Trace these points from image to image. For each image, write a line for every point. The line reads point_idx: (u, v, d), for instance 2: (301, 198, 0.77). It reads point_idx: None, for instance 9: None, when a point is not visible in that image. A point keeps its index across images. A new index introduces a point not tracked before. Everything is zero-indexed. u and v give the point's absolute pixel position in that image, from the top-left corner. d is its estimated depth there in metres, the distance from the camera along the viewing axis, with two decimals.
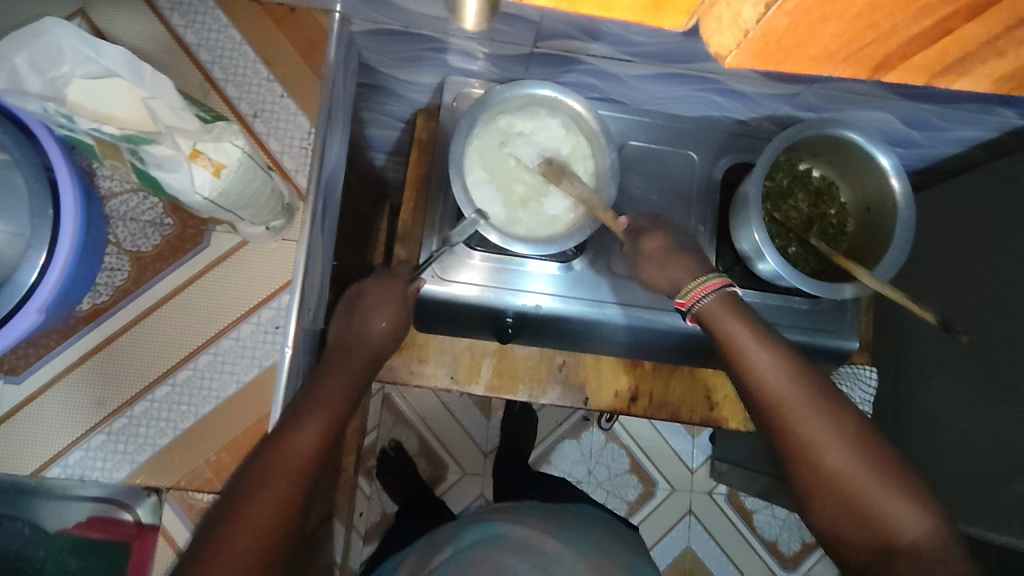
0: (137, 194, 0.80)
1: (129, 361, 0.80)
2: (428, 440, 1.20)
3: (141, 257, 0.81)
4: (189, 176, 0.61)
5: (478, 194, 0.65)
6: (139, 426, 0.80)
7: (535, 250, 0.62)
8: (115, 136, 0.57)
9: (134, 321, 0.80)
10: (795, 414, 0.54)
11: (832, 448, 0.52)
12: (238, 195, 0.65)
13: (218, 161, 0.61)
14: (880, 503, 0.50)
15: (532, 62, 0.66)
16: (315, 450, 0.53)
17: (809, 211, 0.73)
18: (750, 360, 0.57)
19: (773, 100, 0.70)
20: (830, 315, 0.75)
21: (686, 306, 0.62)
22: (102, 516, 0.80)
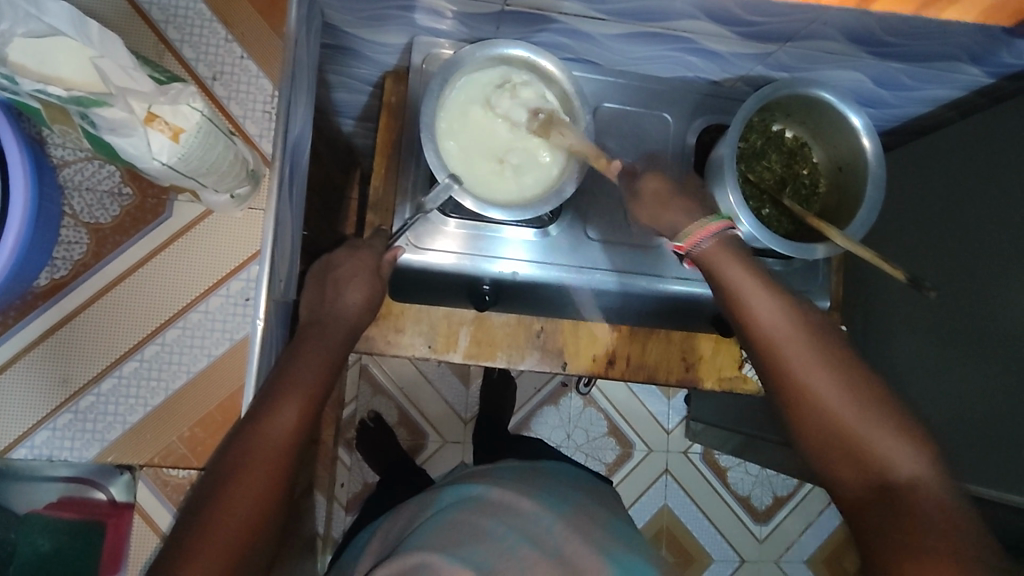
0: (92, 163, 0.77)
1: (93, 338, 0.77)
2: (406, 409, 1.21)
3: (101, 229, 0.78)
4: (144, 142, 0.58)
5: (452, 154, 0.64)
6: (107, 404, 0.78)
7: (512, 215, 0.61)
8: (63, 98, 0.52)
9: (98, 297, 0.77)
10: (790, 352, 0.53)
11: (828, 385, 0.51)
12: (200, 162, 0.62)
13: (176, 125, 0.59)
14: (872, 440, 0.49)
15: (502, 21, 0.65)
16: (294, 429, 0.53)
17: (782, 171, 0.74)
18: (744, 300, 0.55)
19: (747, 60, 0.69)
20: (800, 275, 0.77)
21: (685, 249, 0.59)
22: (72, 495, 0.78)
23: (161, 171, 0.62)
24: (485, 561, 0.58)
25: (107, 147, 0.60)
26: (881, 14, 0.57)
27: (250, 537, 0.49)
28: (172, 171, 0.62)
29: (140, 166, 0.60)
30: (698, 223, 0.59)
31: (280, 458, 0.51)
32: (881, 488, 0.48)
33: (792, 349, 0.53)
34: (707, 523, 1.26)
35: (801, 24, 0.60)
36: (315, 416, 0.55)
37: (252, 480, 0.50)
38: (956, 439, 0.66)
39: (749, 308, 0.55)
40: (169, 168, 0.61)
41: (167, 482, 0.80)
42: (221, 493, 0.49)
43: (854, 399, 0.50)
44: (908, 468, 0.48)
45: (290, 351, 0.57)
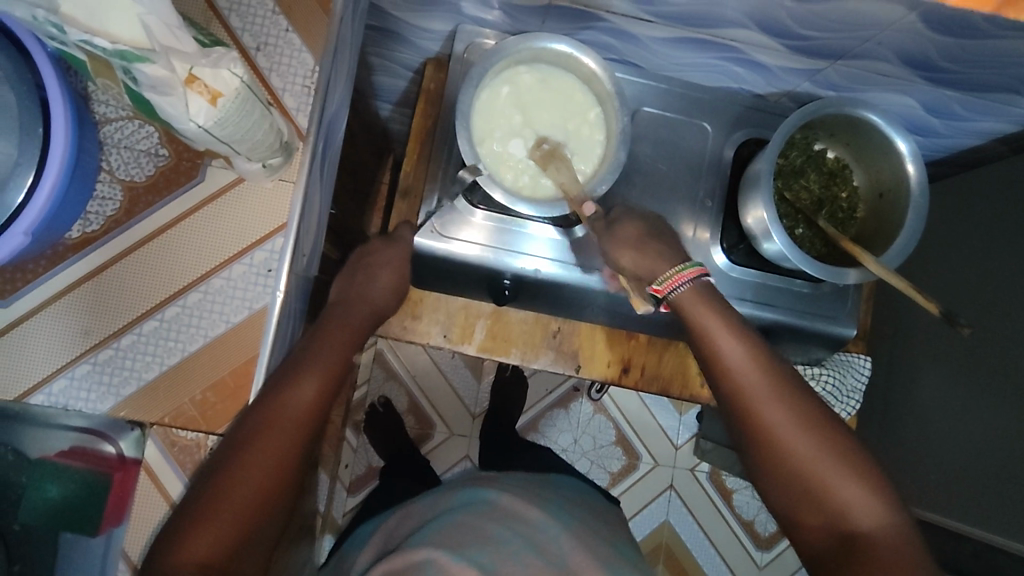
0: (133, 122, 0.62)
1: (107, 300, 0.61)
2: (417, 398, 1.22)
3: (135, 187, 0.62)
4: (183, 103, 0.50)
5: (483, 145, 0.63)
6: (122, 365, 0.61)
7: (540, 212, 0.60)
8: (107, 51, 0.46)
9: (99, 272, 0.61)
10: (757, 398, 0.54)
11: (794, 437, 0.52)
12: (240, 137, 0.55)
13: (216, 89, 0.51)
14: (841, 490, 0.50)
15: (549, 16, 0.66)
16: (312, 404, 0.53)
17: (820, 192, 0.72)
18: (715, 343, 0.57)
19: (794, 75, 0.69)
20: (830, 300, 0.73)
21: (661, 293, 0.60)
22: (83, 448, 0.61)
23: (189, 135, 0.54)
24: (488, 562, 0.58)
25: (148, 109, 0.53)
26: (938, 38, 0.56)
27: (266, 504, 0.49)
28: (213, 143, 0.56)
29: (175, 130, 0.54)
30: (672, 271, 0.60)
31: (297, 432, 0.52)
32: (847, 538, 0.49)
33: (761, 395, 0.54)
34: (709, 545, 1.23)
35: (856, 42, 0.59)
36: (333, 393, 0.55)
37: (273, 444, 0.50)
38: None
39: (717, 350, 0.57)
40: (209, 137, 0.54)
41: (177, 443, 0.62)
42: (238, 459, 0.50)
43: (828, 445, 0.51)
44: (867, 515, 0.49)
45: (317, 330, 0.58)
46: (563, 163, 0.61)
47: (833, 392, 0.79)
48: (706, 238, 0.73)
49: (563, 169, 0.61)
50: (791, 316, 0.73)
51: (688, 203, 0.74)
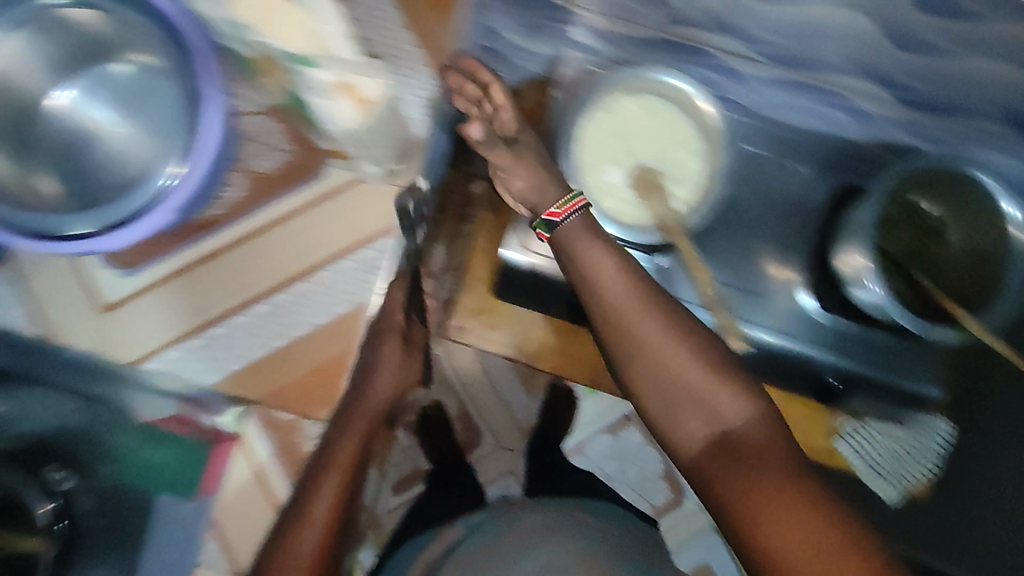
0: (262, 116, 0.65)
1: (228, 280, 0.70)
2: (467, 408, 1.22)
3: (263, 177, 0.68)
4: (334, 107, 0.60)
5: (588, 167, 0.64)
6: (241, 336, 0.71)
7: (632, 238, 0.63)
8: (283, 54, 0.57)
9: (213, 254, 0.70)
10: (703, 382, 0.50)
11: (768, 506, 0.45)
12: (368, 138, 0.65)
13: (363, 93, 0.59)
14: (777, 467, 0.46)
15: (655, 49, 0.69)
16: (334, 501, 0.58)
17: (911, 245, 0.66)
18: (601, 278, 0.53)
19: (894, 126, 0.68)
20: (917, 358, 0.71)
21: (558, 216, 0.55)
22: (184, 416, 0.72)
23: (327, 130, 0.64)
24: None
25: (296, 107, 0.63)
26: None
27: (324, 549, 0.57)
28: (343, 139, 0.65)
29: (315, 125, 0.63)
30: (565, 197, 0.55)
31: (331, 522, 0.57)
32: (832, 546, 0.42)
33: (700, 373, 0.50)
34: None
35: (958, 91, 0.62)
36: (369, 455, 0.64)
37: (306, 532, 0.57)
38: None
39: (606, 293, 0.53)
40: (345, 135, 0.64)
41: (275, 424, 0.74)
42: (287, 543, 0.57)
43: (761, 492, 0.45)
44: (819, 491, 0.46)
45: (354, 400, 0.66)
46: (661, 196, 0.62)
47: (909, 455, 0.73)
48: (793, 279, 0.71)
49: (657, 199, 0.62)
50: (871, 369, 0.71)
51: (775, 244, 0.71)
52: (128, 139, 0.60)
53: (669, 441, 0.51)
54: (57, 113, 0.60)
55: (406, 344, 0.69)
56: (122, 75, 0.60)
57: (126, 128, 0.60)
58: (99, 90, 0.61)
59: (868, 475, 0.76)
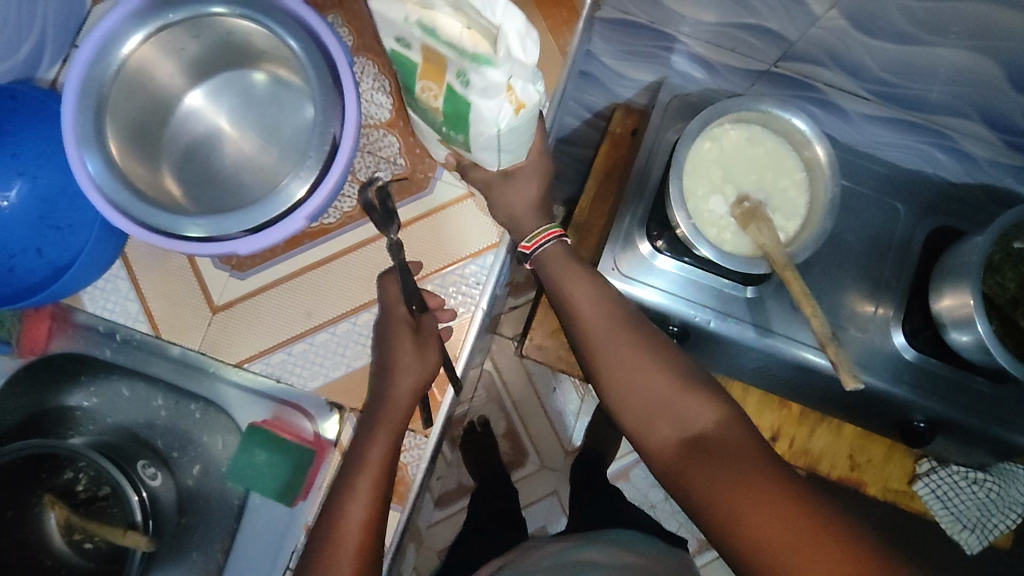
0: (380, 131, 0.65)
1: (328, 296, 0.64)
2: (514, 424, 1.25)
3: None
4: (496, 111, 0.47)
5: (688, 193, 0.64)
6: (332, 352, 0.64)
7: (735, 267, 0.62)
8: (459, 51, 0.43)
9: (313, 266, 0.64)
10: (669, 384, 0.58)
11: (739, 496, 0.50)
12: (515, 144, 0.53)
13: (523, 100, 0.47)
14: (739, 451, 0.53)
15: (760, 80, 0.69)
16: (368, 515, 0.56)
17: (1016, 291, 0.66)
18: (576, 298, 0.62)
19: (999, 169, 0.68)
20: (1014, 405, 0.70)
21: (529, 249, 0.63)
22: (285, 416, 0.65)
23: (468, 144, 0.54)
24: None
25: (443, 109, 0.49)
26: None
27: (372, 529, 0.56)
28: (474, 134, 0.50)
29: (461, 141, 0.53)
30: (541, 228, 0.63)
31: (375, 500, 0.56)
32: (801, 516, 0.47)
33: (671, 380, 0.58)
34: None
35: None
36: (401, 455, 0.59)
37: (354, 513, 0.56)
38: None
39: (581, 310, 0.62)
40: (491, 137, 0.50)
41: None
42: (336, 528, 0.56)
43: (721, 471, 0.52)
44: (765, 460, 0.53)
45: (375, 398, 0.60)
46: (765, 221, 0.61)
47: (992, 501, 0.76)
48: (886, 316, 0.71)
49: (764, 227, 0.61)
50: (966, 414, 0.70)
51: (866, 282, 0.71)
52: (251, 146, 0.63)
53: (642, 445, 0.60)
54: (193, 111, 0.64)
55: (418, 331, 0.60)
56: (257, 84, 0.64)
57: (254, 135, 0.64)
58: (226, 91, 0.64)
59: (948, 521, 0.76)
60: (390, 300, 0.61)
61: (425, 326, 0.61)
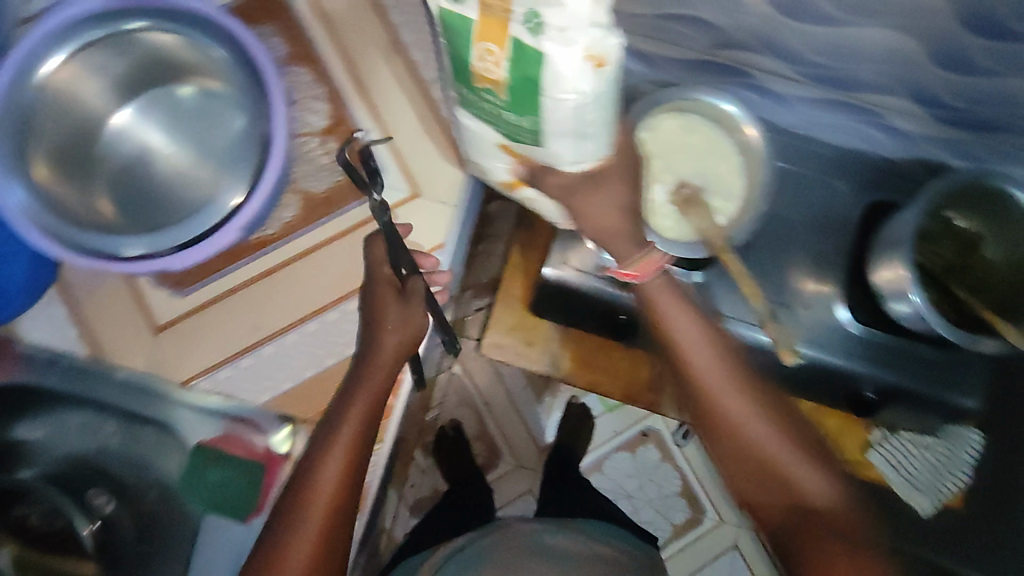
0: (313, 138, 0.65)
1: (274, 307, 0.64)
2: (486, 425, 1.24)
3: (312, 196, 0.65)
4: (571, 68, 0.42)
5: (629, 185, 0.66)
6: (267, 368, 0.63)
7: (676, 253, 0.63)
8: None
9: (258, 278, 0.64)
10: (739, 411, 0.58)
11: (811, 472, 0.57)
12: (594, 126, 0.48)
13: (602, 54, 0.42)
14: (792, 469, 0.57)
15: (696, 68, 0.70)
16: (338, 483, 0.54)
17: (952, 260, 0.68)
18: (676, 328, 0.60)
19: (932, 144, 0.70)
20: (951, 370, 0.72)
21: (633, 278, 0.58)
22: (227, 435, 0.62)
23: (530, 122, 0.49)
24: None
25: (508, 76, 0.45)
26: None
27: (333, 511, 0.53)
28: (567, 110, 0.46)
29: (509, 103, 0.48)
30: (636, 259, 0.57)
31: (344, 483, 0.54)
32: (801, 509, 0.57)
33: (720, 387, 0.59)
34: None
35: (1005, 115, 0.61)
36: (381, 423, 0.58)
37: (325, 486, 0.54)
38: None
39: (673, 330, 0.60)
40: (564, 105, 0.45)
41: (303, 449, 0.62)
42: (302, 512, 0.53)
43: (729, 454, 0.60)
44: (819, 487, 0.57)
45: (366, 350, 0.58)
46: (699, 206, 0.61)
47: (941, 465, 0.76)
48: (828, 293, 0.73)
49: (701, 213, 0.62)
50: (910, 380, 0.72)
51: (808, 261, 0.73)
52: (184, 159, 0.63)
53: (706, 408, 0.59)
54: (121, 130, 0.64)
55: (403, 292, 0.59)
56: (185, 96, 0.64)
57: (187, 149, 0.63)
58: (156, 107, 0.64)
59: (902, 487, 0.79)
60: (373, 259, 0.59)
61: (410, 287, 0.59)
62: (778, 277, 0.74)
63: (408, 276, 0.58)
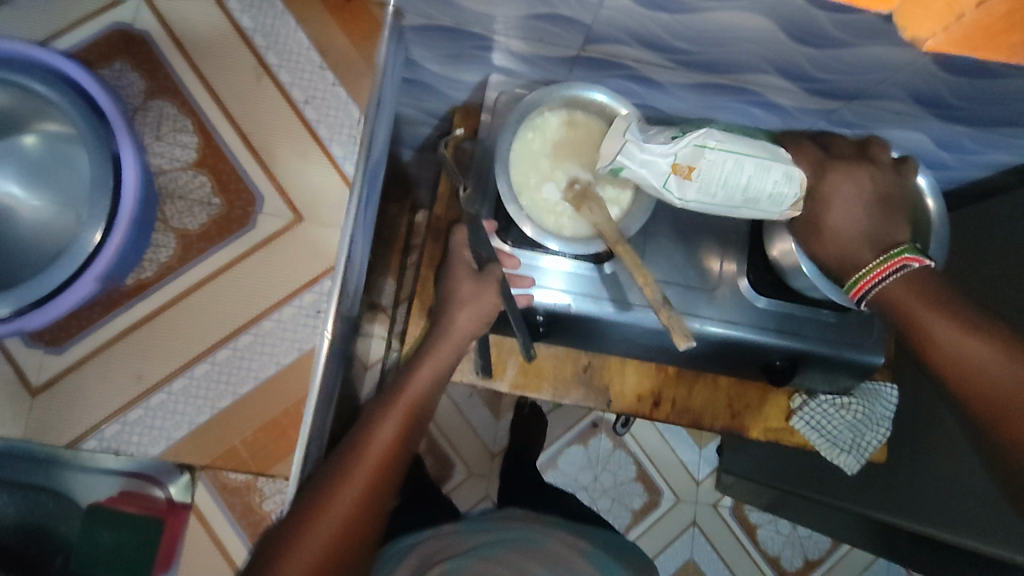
0: (186, 175, 0.75)
1: (165, 343, 0.74)
2: (435, 438, 1.22)
3: (187, 234, 0.76)
4: (678, 192, 0.59)
5: (520, 188, 0.65)
6: (177, 404, 0.73)
7: (571, 250, 0.63)
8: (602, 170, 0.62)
9: (163, 309, 0.74)
10: (937, 332, 0.56)
11: (944, 324, 0.56)
12: (780, 189, 0.59)
13: (693, 164, 0.58)
14: (999, 375, 0.54)
15: (576, 65, 0.69)
16: (380, 462, 0.58)
17: None
18: (834, 209, 0.60)
19: (810, 115, 0.72)
20: (858, 329, 0.74)
21: (859, 296, 0.60)
22: (132, 490, 0.73)
23: (722, 201, 0.59)
24: None
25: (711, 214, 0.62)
26: (950, 77, 0.59)
27: (359, 513, 0.56)
28: (715, 178, 0.58)
29: (692, 195, 0.59)
30: (875, 262, 0.59)
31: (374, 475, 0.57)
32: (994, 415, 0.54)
33: (930, 314, 0.57)
34: None
35: (871, 83, 0.63)
36: (406, 452, 0.60)
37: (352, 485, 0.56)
38: (990, 517, 0.69)
39: (837, 221, 0.61)
40: (730, 203, 0.59)
41: (227, 485, 0.74)
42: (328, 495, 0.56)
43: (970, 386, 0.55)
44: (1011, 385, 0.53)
45: (376, 413, 0.61)
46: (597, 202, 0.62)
47: (861, 421, 0.80)
48: (733, 270, 0.74)
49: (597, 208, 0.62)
50: (820, 344, 0.73)
51: (714, 239, 0.74)
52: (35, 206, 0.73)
53: (905, 305, 0.58)
54: None
55: (478, 273, 0.68)
56: (30, 145, 0.74)
57: (50, 200, 0.73)
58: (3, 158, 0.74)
59: (826, 449, 0.79)
60: (456, 245, 0.71)
61: (487, 271, 0.68)
62: (685, 260, 0.74)
63: (485, 263, 0.69)
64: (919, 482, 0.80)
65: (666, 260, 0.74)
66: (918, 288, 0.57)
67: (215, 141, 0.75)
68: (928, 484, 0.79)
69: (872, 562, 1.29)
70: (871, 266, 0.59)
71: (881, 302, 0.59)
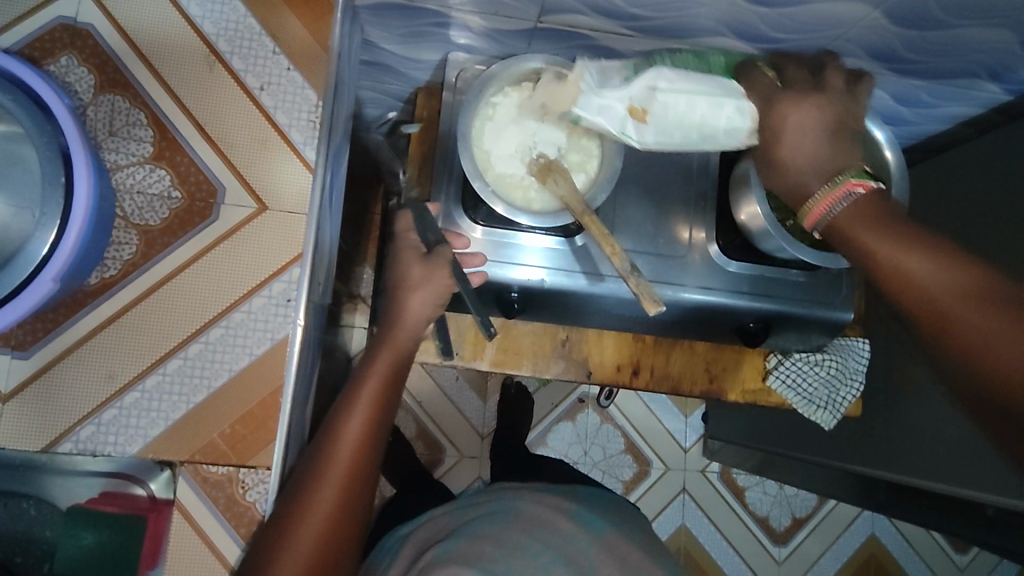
0: (144, 167, 0.67)
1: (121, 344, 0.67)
2: (424, 423, 1.23)
3: (150, 230, 0.67)
4: (635, 134, 0.60)
5: (486, 166, 0.65)
6: (134, 413, 0.65)
7: (540, 223, 0.64)
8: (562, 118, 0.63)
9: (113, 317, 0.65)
10: (881, 250, 0.50)
11: (887, 241, 0.50)
12: (735, 121, 0.59)
13: (646, 107, 0.59)
14: (946, 292, 0.46)
15: (534, 37, 0.69)
16: (352, 462, 0.57)
17: None
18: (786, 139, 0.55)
19: None
20: (826, 287, 0.75)
21: (814, 222, 0.54)
22: None
23: (680, 139, 0.61)
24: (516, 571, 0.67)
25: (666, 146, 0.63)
26: (902, 30, 0.60)
27: (336, 518, 0.56)
28: (671, 120, 0.59)
29: (650, 137, 0.60)
30: (824, 190, 0.53)
31: (348, 475, 0.57)
32: (949, 340, 0.46)
33: (872, 235, 0.51)
34: (725, 543, 1.30)
35: (827, 40, 0.63)
36: (376, 446, 0.60)
37: (323, 493, 0.56)
38: (960, 458, 0.71)
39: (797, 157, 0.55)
40: (688, 136, 0.60)
41: None
42: (301, 506, 0.55)
43: (920, 310, 0.48)
44: (960, 299, 0.46)
45: (339, 412, 0.59)
46: (561, 174, 0.62)
47: (836, 376, 0.81)
48: (703, 237, 0.74)
49: (562, 180, 0.62)
50: (790, 304, 0.75)
51: (683, 206, 0.75)
52: None
53: (852, 231, 0.52)
54: None
55: (426, 256, 0.65)
56: None
57: None
58: None
59: (803, 406, 0.81)
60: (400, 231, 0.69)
61: (435, 253, 0.65)
62: (654, 228, 0.74)
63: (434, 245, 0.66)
64: (896, 431, 0.81)
65: (636, 229, 0.74)
66: (863, 213, 0.51)
67: (172, 132, 0.67)
68: (904, 433, 0.80)
69: (858, 515, 1.33)
70: (820, 196, 0.53)
71: (829, 230, 0.54)
